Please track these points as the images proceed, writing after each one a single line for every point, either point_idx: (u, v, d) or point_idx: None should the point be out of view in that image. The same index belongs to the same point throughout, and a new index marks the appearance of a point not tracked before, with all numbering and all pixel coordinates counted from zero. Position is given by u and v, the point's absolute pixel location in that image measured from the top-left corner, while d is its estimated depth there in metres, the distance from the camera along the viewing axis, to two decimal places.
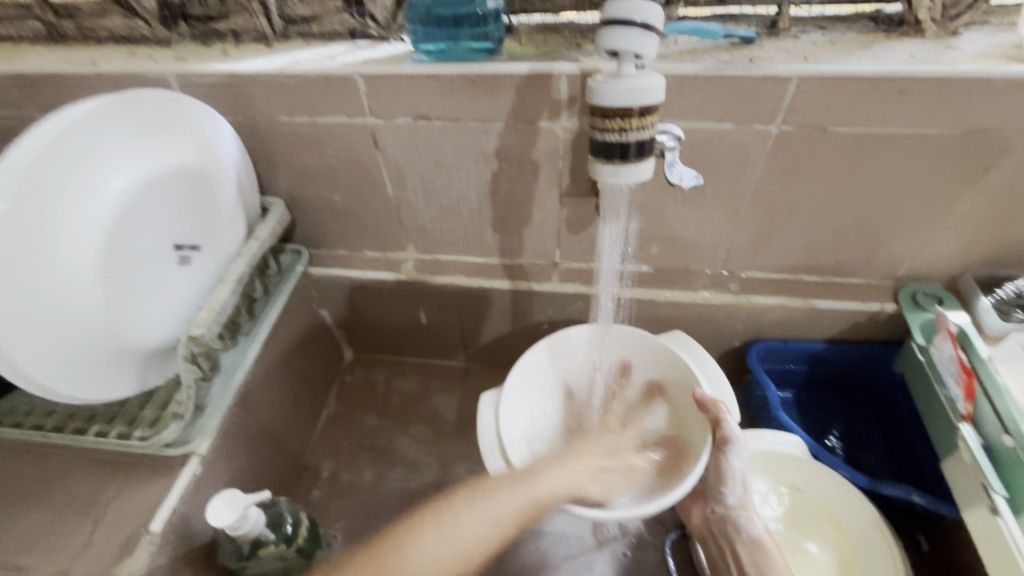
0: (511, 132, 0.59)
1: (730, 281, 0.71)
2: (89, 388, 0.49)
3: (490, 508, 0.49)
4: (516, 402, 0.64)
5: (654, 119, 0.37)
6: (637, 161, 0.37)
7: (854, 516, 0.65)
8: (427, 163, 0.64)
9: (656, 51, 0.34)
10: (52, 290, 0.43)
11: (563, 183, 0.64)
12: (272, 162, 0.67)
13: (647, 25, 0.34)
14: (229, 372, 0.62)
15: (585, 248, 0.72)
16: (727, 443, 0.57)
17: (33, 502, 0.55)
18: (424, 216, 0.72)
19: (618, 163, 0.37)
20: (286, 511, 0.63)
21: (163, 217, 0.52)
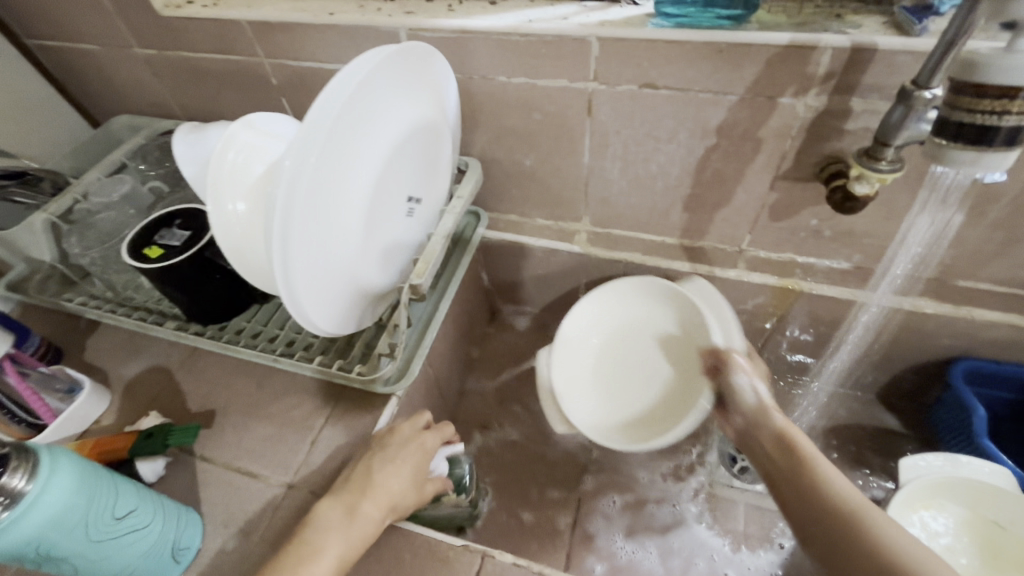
0: (745, 106, 0.56)
1: (947, 291, 0.65)
2: (334, 322, 0.52)
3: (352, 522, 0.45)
4: (566, 360, 0.76)
5: None
6: (1006, 146, 0.38)
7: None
8: (637, 133, 0.62)
9: None
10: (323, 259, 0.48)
11: (782, 166, 0.60)
12: (474, 122, 0.68)
13: None
14: (422, 322, 0.66)
15: (782, 238, 0.67)
16: (730, 366, 0.63)
17: (258, 415, 0.62)
18: (613, 188, 0.70)
19: (983, 148, 0.38)
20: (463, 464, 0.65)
21: (404, 169, 0.54)
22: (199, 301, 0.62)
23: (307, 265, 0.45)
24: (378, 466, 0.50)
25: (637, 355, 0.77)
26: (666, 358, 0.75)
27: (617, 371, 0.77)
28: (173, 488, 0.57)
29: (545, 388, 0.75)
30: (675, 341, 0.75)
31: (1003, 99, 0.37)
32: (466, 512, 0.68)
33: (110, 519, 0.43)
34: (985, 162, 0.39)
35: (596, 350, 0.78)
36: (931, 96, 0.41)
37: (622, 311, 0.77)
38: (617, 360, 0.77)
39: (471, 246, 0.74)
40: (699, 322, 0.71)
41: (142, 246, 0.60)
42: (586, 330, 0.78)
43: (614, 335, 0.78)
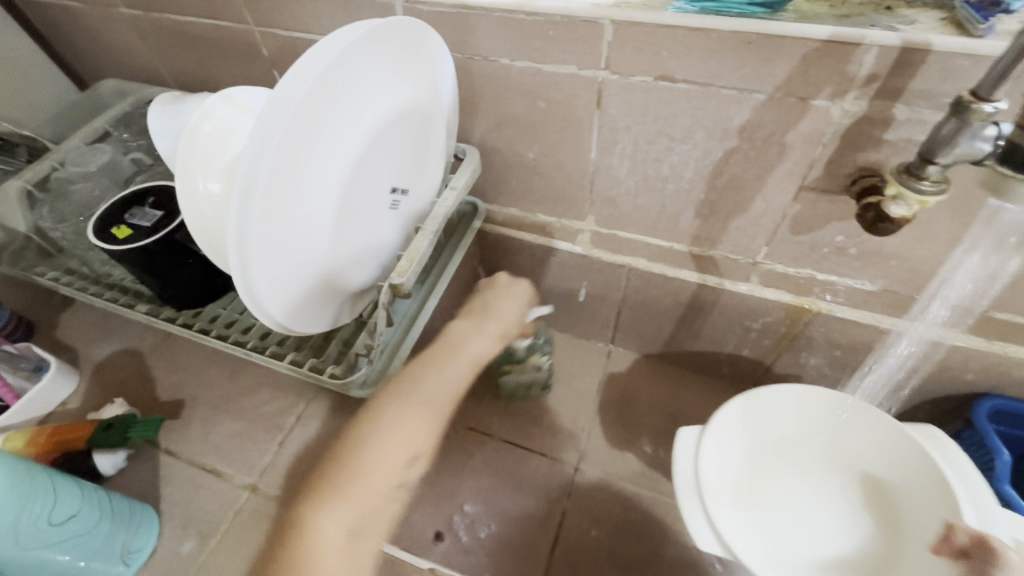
0: (771, 106, 0.50)
1: (979, 324, 0.59)
2: (299, 318, 0.48)
3: (445, 373, 0.51)
4: (714, 447, 0.60)
5: None
6: None
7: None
8: (650, 130, 0.57)
9: None
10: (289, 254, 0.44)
11: (806, 176, 0.54)
12: (475, 107, 0.63)
13: None
14: (407, 320, 0.61)
15: (801, 253, 0.61)
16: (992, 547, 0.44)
17: (227, 410, 0.59)
18: (621, 188, 0.64)
19: None
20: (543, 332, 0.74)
21: (390, 156, 0.50)
22: (168, 286, 0.58)
23: (269, 262, 0.42)
24: (491, 296, 0.60)
25: (815, 480, 0.66)
26: (855, 498, 0.64)
27: (774, 484, 0.65)
28: (134, 482, 0.54)
29: (685, 476, 0.57)
30: (869, 479, 0.63)
31: None
32: (545, 378, 0.78)
33: (47, 523, 0.40)
34: None
35: (759, 447, 0.66)
36: (992, 110, 0.35)
37: (801, 420, 0.65)
38: (785, 478, 0.66)
39: (466, 240, 0.69)
40: (915, 481, 0.58)
41: (110, 225, 0.56)
42: (749, 431, 0.65)
43: (786, 447, 0.67)
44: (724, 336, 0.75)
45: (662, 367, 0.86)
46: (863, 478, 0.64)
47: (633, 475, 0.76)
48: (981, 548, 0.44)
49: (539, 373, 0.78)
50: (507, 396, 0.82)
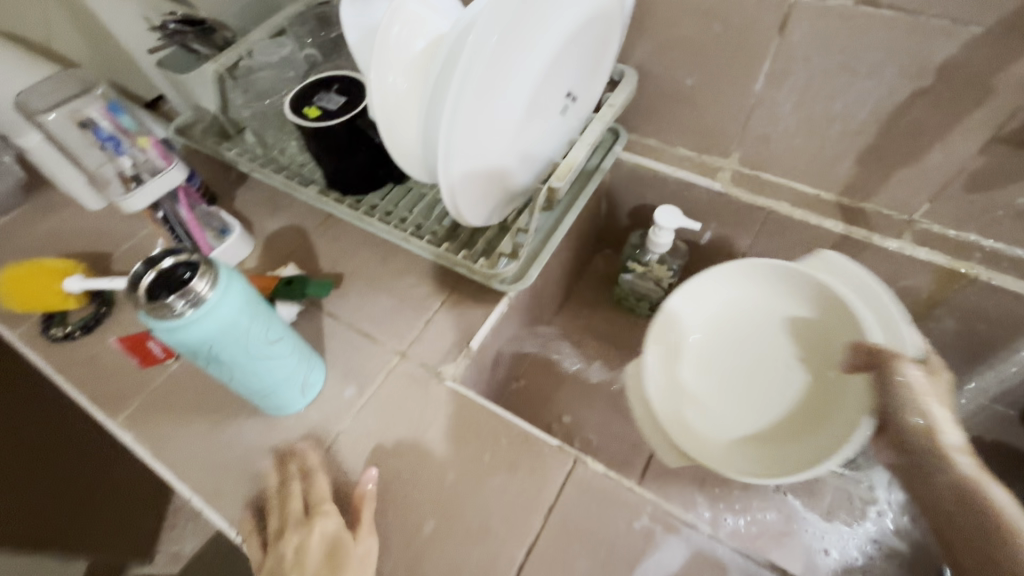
0: (986, 42, 0.47)
1: None
2: (470, 207, 0.52)
3: None
4: (672, 336, 0.68)
5: None
6: None
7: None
8: (831, 64, 0.55)
9: None
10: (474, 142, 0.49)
11: (1006, 127, 0.50)
12: (643, 28, 0.63)
13: None
14: (542, 236, 0.64)
15: (971, 213, 0.58)
16: (894, 373, 0.51)
17: (380, 287, 0.65)
18: (779, 126, 0.63)
19: None
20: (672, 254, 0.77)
21: (569, 60, 0.52)
22: (342, 170, 0.64)
23: (458, 145, 0.46)
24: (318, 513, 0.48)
25: (774, 357, 0.68)
26: (813, 370, 0.65)
27: (757, 358, 0.68)
28: (306, 334, 0.63)
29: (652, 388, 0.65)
30: (818, 344, 0.66)
31: None
32: (659, 296, 0.82)
33: (263, 340, 0.48)
34: None
35: (741, 330, 0.69)
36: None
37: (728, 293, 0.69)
38: (741, 355, 0.69)
39: (607, 164, 0.70)
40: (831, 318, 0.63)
41: (302, 106, 0.62)
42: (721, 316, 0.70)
43: (750, 327, 0.69)
44: None
45: None
46: (781, 337, 0.68)
47: None
48: (881, 361, 0.53)
49: (656, 289, 0.81)
50: (616, 299, 0.88)
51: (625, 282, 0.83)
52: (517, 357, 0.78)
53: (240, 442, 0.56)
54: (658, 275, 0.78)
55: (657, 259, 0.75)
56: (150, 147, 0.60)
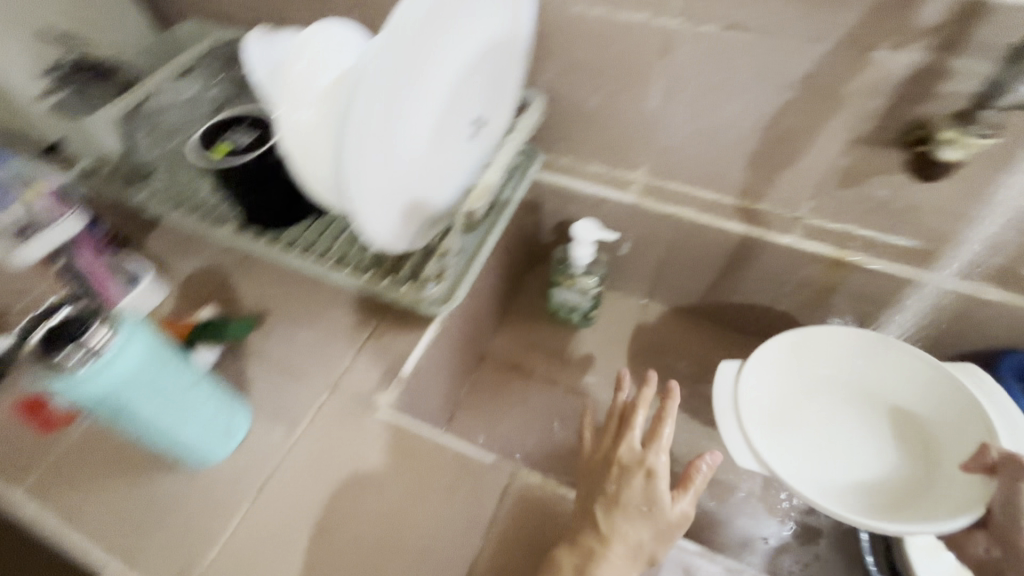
0: (833, 58, 0.53)
1: (1009, 279, 0.63)
2: (389, 236, 0.54)
3: None
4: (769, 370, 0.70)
5: None
6: None
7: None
8: (711, 81, 0.60)
9: None
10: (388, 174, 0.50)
11: (860, 130, 0.57)
12: (543, 55, 0.67)
13: None
14: (465, 258, 0.64)
15: (844, 207, 0.65)
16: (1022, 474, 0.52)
17: (307, 322, 0.64)
18: (675, 139, 0.68)
19: None
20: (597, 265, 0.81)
21: (471, 89, 0.55)
22: (255, 206, 0.63)
23: (370, 176, 0.48)
24: None
25: (865, 438, 0.69)
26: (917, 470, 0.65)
27: (852, 436, 0.69)
28: (230, 375, 0.61)
29: (724, 399, 0.65)
30: (912, 439, 0.68)
31: None
32: (588, 306, 0.85)
33: (176, 387, 0.47)
34: None
35: (846, 404, 0.71)
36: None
37: (842, 358, 0.71)
38: (830, 427, 0.70)
39: (523, 183, 0.73)
40: (952, 420, 0.64)
41: (210, 145, 0.61)
42: (826, 376, 0.72)
43: (838, 404, 0.71)
44: (759, 291, 0.79)
45: (694, 321, 0.90)
46: (891, 426, 0.69)
47: None
48: (1011, 464, 0.54)
49: (583, 300, 0.84)
50: (550, 312, 0.90)
51: (555, 294, 0.85)
52: (455, 378, 0.78)
53: (164, 496, 0.53)
54: (584, 286, 0.81)
55: (580, 272, 0.79)
56: (41, 198, 0.58)
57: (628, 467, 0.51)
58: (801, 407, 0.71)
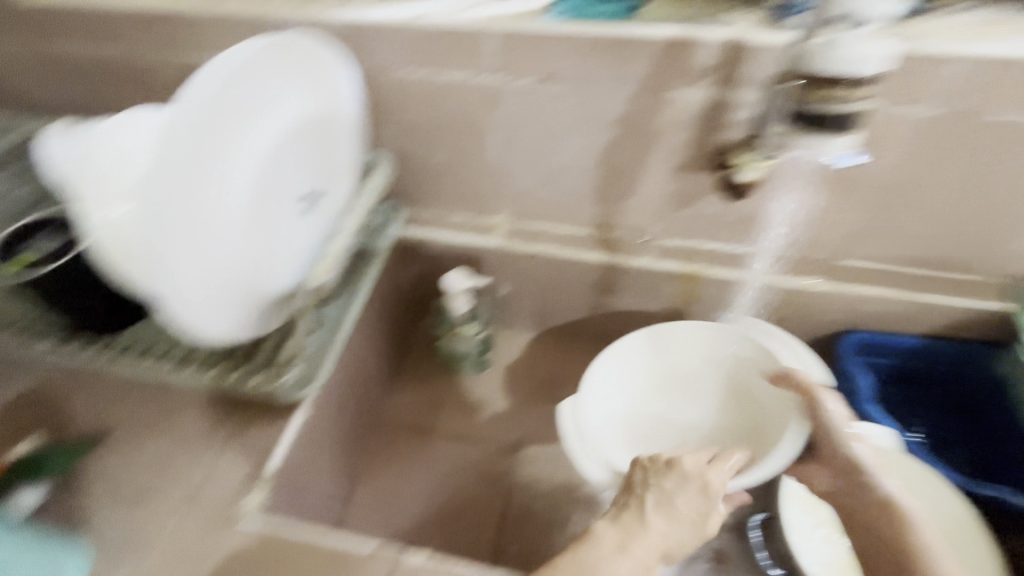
0: (637, 100, 0.58)
1: (832, 269, 0.70)
2: (222, 324, 0.50)
3: None
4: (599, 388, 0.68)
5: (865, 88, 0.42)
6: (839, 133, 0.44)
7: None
8: (542, 128, 0.63)
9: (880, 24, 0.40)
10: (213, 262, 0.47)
11: (679, 158, 0.62)
12: (380, 118, 0.67)
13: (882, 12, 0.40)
14: (331, 327, 0.62)
15: (685, 226, 0.70)
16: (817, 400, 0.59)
17: (155, 434, 0.58)
18: (525, 183, 0.71)
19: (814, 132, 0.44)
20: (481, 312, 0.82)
21: (298, 165, 0.54)
22: (75, 316, 0.56)
23: (186, 267, 0.45)
24: None
25: (702, 409, 0.72)
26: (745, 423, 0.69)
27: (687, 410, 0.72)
28: (63, 515, 0.53)
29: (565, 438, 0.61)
30: (733, 391, 0.71)
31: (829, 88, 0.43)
32: (476, 353, 0.84)
33: None
34: (822, 148, 0.45)
35: (674, 384, 0.73)
36: (840, 13, 0.40)
37: (661, 351, 0.71)
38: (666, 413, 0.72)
39: (384, 243, 0.71)
40: (756, 372, 0.68)
41: (7, 257, 0.54)
42: (650, 370, 0.72)
43: (667, 388, 0.73)
44: (634, 313, 0.82)
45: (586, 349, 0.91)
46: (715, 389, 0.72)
47: (569, 450, 0.80)
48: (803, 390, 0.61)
49: (469, 348, 0.83)
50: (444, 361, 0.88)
51: (441, 346, 0.84)
52: (346, 456, 0.73)
53: None
54: (467, 336, 0.81)
55: (459, 321, 0.79)
56: None
57: (687, 476, 0.53)
58: (632, 404, 0.72)
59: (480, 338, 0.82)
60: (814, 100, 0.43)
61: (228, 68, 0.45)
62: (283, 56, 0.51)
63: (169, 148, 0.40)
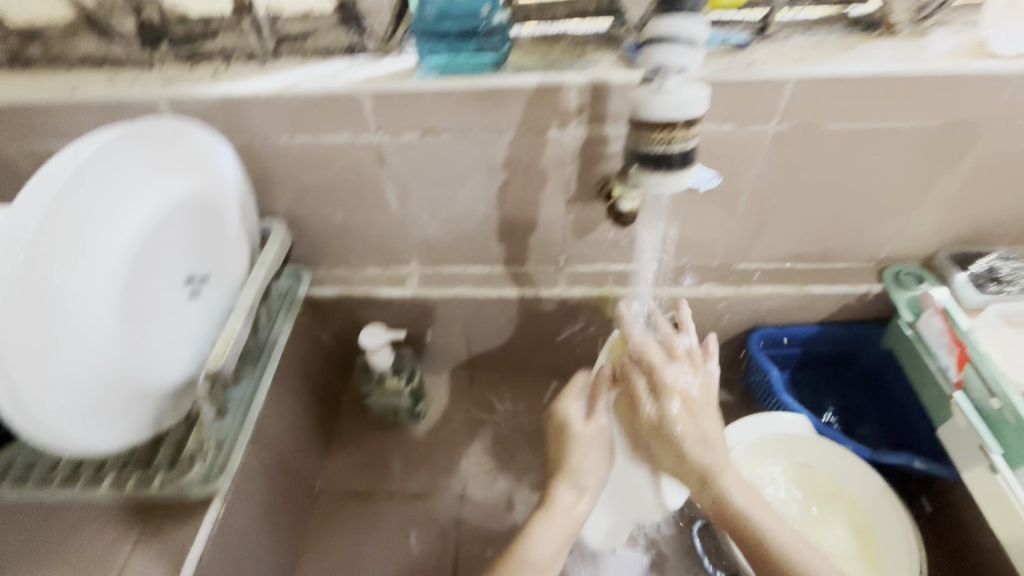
0: (519, 143, 0.60)
1: (730, 273, 0.75)
2: (104, 433, 0.46)
3: None
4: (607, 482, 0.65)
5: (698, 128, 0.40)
6: (684, 168, 0.41)
7: (968, 462, 0.60)
8: (435, 177, 0.64)
9: (700, 62, 0.37)
10: (83, 371, 0.43)
11: (570, 191, 0.65)
12: (269, 185, 0.66)
13: (693, 41, 0.37)
14: (243, 405, 0.60)
15: (590, 251, 0.73)
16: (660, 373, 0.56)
17: (46, 561, 0.52)
18: (430, 230, 0.71)
19: (664, 172, 0.41)
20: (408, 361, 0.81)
21: (172, 250, 0.51)
22: None
23: (51, 383, 0.41)
24: None
25: None
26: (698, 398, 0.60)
27: None
28: None
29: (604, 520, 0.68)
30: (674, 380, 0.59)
31: (668, 129, 0.40)
32: (408, 404, 0.82)
33: None
34: (670, 183, 0.41)
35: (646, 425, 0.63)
36: (649, 69, 0.38)
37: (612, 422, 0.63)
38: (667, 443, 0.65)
39: (291, 311, 0.70)
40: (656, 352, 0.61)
41: None
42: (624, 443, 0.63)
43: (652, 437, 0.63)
44: (560, 339, 0.83)
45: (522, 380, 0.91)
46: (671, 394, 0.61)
47: (515, 487, 0.79)
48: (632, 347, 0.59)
49: (401, 400, 0.81)
50: (380, 418, 0.86)
51: (370, 402, 0.81)
52: (280, 537, 0.69)
53: None
54: (395, 389, 0.79)
55: (384, 375, 0.77)
56: None
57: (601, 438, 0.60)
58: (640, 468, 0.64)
59: (410, 389, 0.81)
60: (659, 141, 0.40)
61: (72, 166, 0.42)
62: (139, 141, 0.49)
63: (2, 288, 0.37)
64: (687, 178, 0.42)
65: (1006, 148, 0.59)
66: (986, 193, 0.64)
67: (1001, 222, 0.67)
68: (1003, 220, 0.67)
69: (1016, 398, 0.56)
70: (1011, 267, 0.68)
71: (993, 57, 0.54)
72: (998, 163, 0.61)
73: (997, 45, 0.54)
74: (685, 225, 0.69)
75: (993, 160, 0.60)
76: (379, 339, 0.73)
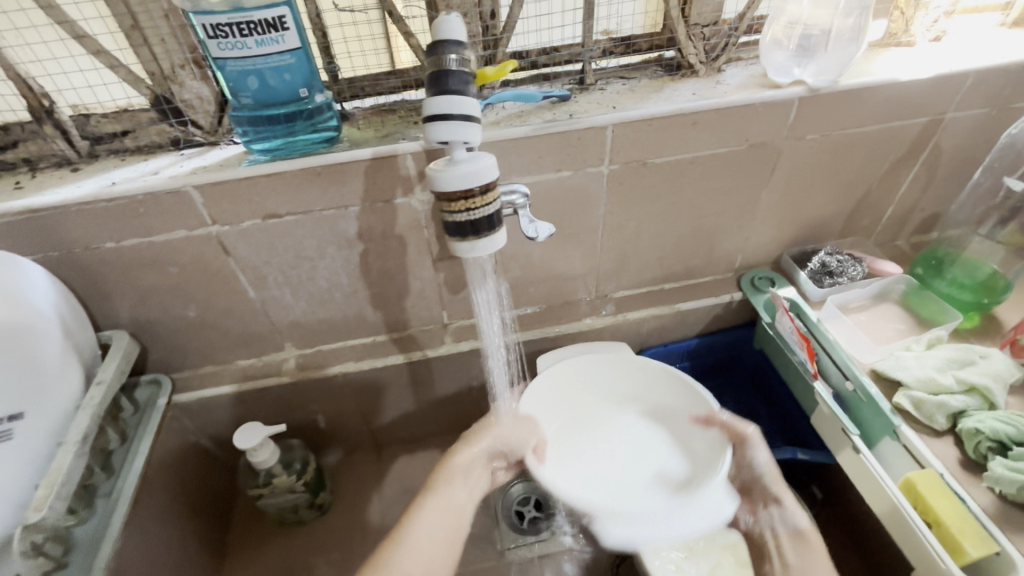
0: (368, 214, 0.60)
1: (606, 303, 0.78)
2: None
3: None
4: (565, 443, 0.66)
5: (494, 193, 0.43)
6: (490, 231, 0.44)
7: (837, 444, 0.64)
8: (288, 258, 0.62)
9: (480, 137, 0.40)
10: None
11: (433, 251, 0.65)
12: (103, 293, 0.60)
13: (468, 117, 0.39)
14: (90, 551, 0.53)
15: (469, 304, 0.73)
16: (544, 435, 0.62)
17: None
18: (296, 310, 0.68)
19: (472, 238, 0.43)
20: (297, 451, 0.77)
21: None
22: None
23: None
24: None
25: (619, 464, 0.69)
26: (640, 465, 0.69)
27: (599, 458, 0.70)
28: None
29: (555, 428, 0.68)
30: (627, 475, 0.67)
31: (469, 198, 0.42)
32: (308, 496, 0.77)
33: None
34: (481, 246, 0.44)
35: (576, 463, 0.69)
36: (437, 145, 0.39)
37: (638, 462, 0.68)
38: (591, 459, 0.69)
39: (152, 425, 0.64)
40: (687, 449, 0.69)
41: None
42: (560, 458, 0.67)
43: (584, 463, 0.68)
44: (459, 396, 0.82)
45: (433, 444, 0.88)
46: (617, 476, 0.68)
47: None
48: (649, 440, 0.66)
49: (297, 496, 0.76)
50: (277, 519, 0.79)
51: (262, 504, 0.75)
52: None
53: None
54: (286, 486, 0.73)
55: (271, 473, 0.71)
56: None
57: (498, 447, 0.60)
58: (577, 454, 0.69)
59: (304, 482, 0.76)
60: (461, 211, 0.42)
61: None
62: None
63: None
64: (497, 238, 0.45)
65: (806, 160, 0.67)
66: (803, 199, 0.72)
67: (824, 221, 0.76)
68: (824, 219, 0.75)
69: (863, 379, 0.62)
70: (838, 258, 0.75)
71: (775, 86, 0.62)
72: (805, 172, 0.68)
73: (776, 75, 0.62)
74: (552, 266, 0.71)
75: (799, 170, 0.68)
76: (257, 436, 0.67)
